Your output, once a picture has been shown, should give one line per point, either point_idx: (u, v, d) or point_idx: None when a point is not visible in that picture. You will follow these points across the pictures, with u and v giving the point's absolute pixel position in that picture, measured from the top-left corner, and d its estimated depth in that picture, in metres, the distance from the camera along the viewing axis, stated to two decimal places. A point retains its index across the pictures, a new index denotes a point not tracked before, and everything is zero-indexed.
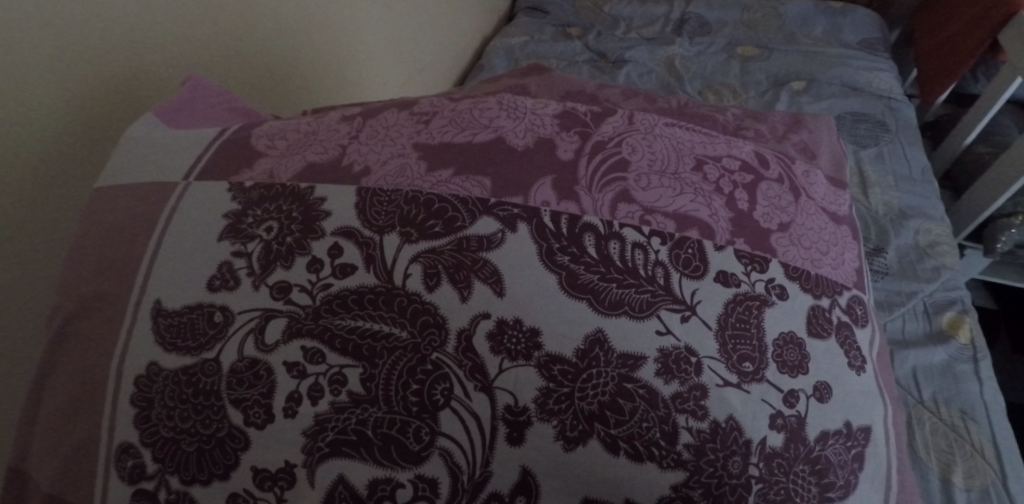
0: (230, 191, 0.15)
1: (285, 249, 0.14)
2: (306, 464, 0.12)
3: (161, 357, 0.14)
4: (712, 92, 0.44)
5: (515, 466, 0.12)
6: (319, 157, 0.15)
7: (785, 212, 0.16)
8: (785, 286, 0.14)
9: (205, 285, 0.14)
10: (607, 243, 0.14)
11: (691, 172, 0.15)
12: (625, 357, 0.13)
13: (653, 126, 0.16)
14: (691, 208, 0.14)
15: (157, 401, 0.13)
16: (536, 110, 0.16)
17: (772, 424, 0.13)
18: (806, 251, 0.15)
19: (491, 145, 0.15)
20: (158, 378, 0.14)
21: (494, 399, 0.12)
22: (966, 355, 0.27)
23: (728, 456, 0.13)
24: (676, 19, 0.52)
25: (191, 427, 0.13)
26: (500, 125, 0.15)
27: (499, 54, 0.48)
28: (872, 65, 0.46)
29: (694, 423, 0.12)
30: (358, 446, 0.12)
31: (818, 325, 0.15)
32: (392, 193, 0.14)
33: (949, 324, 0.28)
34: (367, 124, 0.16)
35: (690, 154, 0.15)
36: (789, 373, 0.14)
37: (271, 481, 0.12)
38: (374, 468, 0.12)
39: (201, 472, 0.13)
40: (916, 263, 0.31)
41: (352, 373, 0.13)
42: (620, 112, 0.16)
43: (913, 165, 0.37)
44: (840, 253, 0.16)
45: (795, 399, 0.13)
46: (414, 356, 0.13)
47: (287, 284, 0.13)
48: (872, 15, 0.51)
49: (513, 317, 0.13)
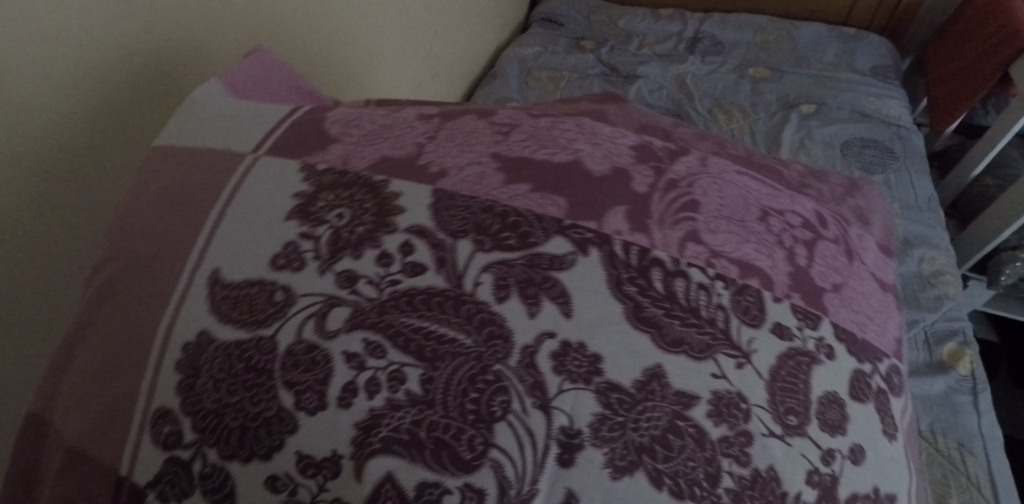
0: (302, 174, 0.15)
1: (355, 239, 0.14)
2: (354, 457, 0.12)
3: (214, 327, 0.14)
4: (723, 113, 0.53)
5: (560, 488, 0.12)
6: (395, 152, 0.16)
7: (839, 273, 0.16)
8: (833, 347, 0.15)
9: (268, 262, 0.14)
10: (673, 280, 0.14)
11: (756, 222, 0.15)
12: (680, 395, 0.13)
13: (724, 171, 0.16)
14: (753, 257, 0.15)
15: (204, 371, 0.13)
16: (614, 138, 0.16)
17: (808, 479, 0.13)
18: (855, 314, 0.16)
19: (569, 167, 0.15)
20: (208, 347, 0.13)
21: (551, 419, 0.12)
22: (965, 387, 0.33)
23: None
24: (688, 38, 0.61)
25: (237, 402, 0.13)
26: (578, 149, 0.16)
27: (513, 63, 0.56)
28: (883, 92, 0.54)
29: (737, 468, 0.12)
30: (409, 446, 0.12)
31: (859, 389, 0.15)
32: (467, 200, 0.14)
33: (950, 356, 0.35)
34: (446, 127, 0.17)
35: (757, 204, 0.16)
36: (829, 431, 0.14)
37: (315, 468, 0.12)
38: (423, 470, 0.12)
39: (242, 449, 0.13)
40: (920, 293, 0.38)
41: (411, 372, 0.12)
42: (693, 153, 0.17)
43: (918, 193, 0.46)
44: (884, 321, 0.17)
45: (831, 458, 0.14)
46: (476, 364, 0.12)
47: (354, 274, 0.13)
48: (881, 44, 0.59)
49: (578, 340, 0.13)
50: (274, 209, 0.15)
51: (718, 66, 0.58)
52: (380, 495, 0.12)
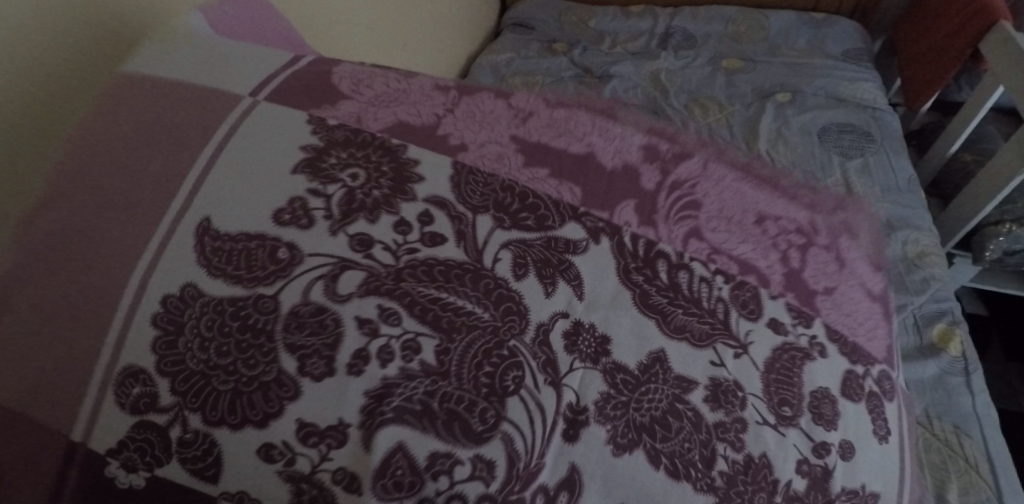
0: (311, 126, 0.17)
1: (370, 203, 0.15)
2: (362, 426, 0.13)
3: (203, 281, 0.14)
4: (699, 106, 0.57)
5: (564, 462, 0.13)
6: (412, 119, 0.18)
7: (830, 277, 0.18)
8: (825, 346, 0.16)
9: (272, 217, 0.15)
10: (677, 272, 0.16)
11: (753, 225, 0.18)
12: (680, 379, 0.14)
13: (723, 176, 0.19)
14: (751, 257, 0.17)
15: (189, 329, 0.14)
16: (625, 136, 0.19)
17: (798, 468, 0.15)
18: (846, 318, 0.17)
19: (585, 159, 0.18)
20: (197, 303, 0.14)
21: (560, 396, 0.14)
22: (959, 369, 0.37)
23: (756, 491, 0.14)
24: (660, 33, 0.66)
25: (229, 364, 0.13)
26: (593, 141, 0.18)
27: (486, 69, 0.61)
28: (857, 75, 0.60)
29: (732, 453, 0.14)
30: (421, 416, 0.13)
31: (850, 388, 0.16)
32: (488, 178, 0.16)
33: (940, 338, 0.39)
34: (463, 101, 0.18)
35: (753, 209, 0.18)
36: (823, 426, 0.15)
37: (317, 437, 0.13)
38: (434, 441, 0.13)
39: (232, 414, 0.13)
40: (909, 276, 0.42)
41: (427, 342, 0.14)
42: (696, 157, 0.19)
43: (899, 175, 0.50)
44: (874, 328, 0.18)
45: (824, 451, 0.15)
46: (492, 338, 0.14)
47: (369, 241, 0.15)
48: (851, 27, 0.65)
49: (591, 321, 0.15)
50: (276, 170, 0.15)
51: (691, 59, 0.63)
52: (392, 464, 0.13)
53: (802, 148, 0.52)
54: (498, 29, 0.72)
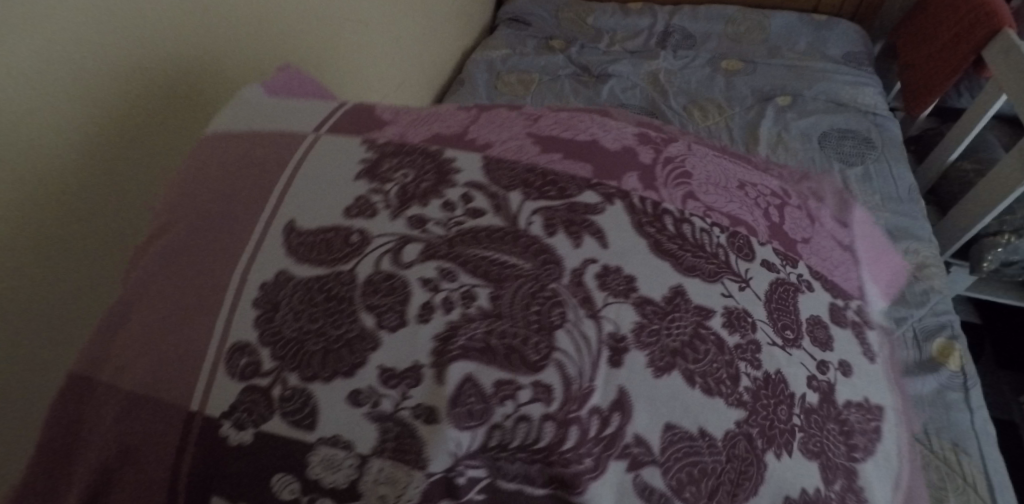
0: (364, 146, 0.19)
1: (421, 192, 0.17)
2: (435, 363, 0.14)
3: (291, 266, 0.16)
4: (698, 108, 0.57)
5: (614, 386, 0.14)
6: (445, 129, 0.19)
7: (806, 230, 0.20)
8: (811, 282, 0.18)
9: (342, 213, 0.17)
10: (681, 223, 0.17)
11: (737, 188, 0.19)
12: (700, 308, 0.16)
13: (705, 153, 0.20)
14: (738, 212, 0.18)
15: (283, 305, 0.16)
16: (619, 127, 0.20)
17: (809, 383, 0.17)
18: (823, 260, 0.19)
19: (587, 143, 0.19)
20: (287, 284, 0.16)
21: (600, 325, 0.15)
22: (956, 383, 0.35)
23: (777, 405, 0.16)
24: (660, 32, 0.66)
25: (318, 329, 0.15)
26: (594, 133, 0.19)
27: (481, 66, 0.61)
28: (857, 80, 0.60)
29: (751, 370, 0.16)
30: (484, 352, 0.14)
31: (838, 315, 0.18)
32: (511, 163, 0.18)
33: (940, 351, 0.37)
34: (482, 114, 0.20)
35: (733, 177, 0.20)
36: (820, 346, 0.17)
37: (398, 378, 0.14)
38: (499, 371, 0.14)
39: (324, 370, 0.15)
40: (910, 287, 0.41)
41: (481, 291, 0.15)
42: (680, 140, 0.21)
43: (900, 184, 0.50)
44: (847, 270, 0.20)
45: (826, 368, 0.17)
46: (536, 282, 0.15)
47: (423, 218, 0.16)
48: (852, 30, 0.65)
49: (616, 264, 0.16)
50: (340, 176, 0.18)
51: (690, 59, 0.64)
52: (463, 391, 0.14)
53: (803, 155, 0.53)
54: (493, 23, 0.72)
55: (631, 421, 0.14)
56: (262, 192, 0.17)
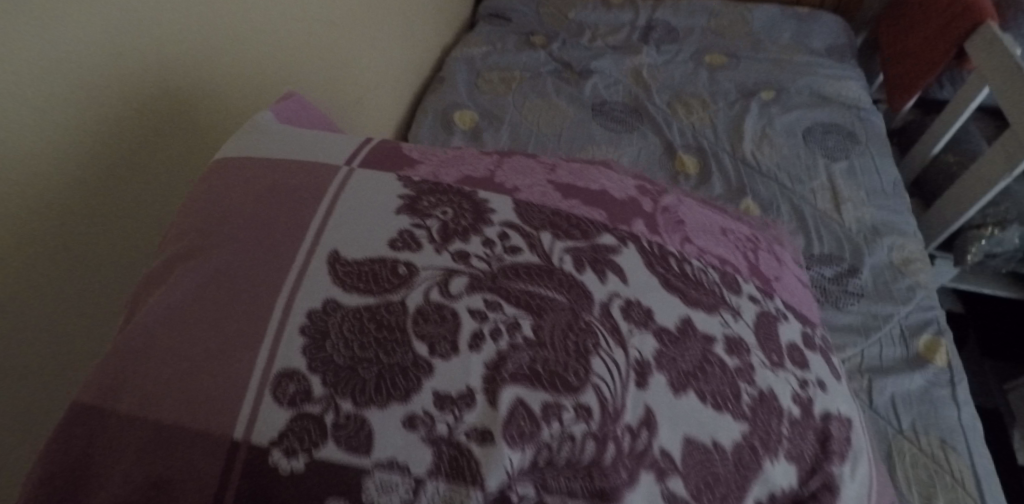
0: (400, 183, 0.22)
1: (461, 229, 0.20)
2: (487, 389, 0.17)
3: (340, 296, 0.18)
4: (681, 105, 0.63)
5: (640, 404, 0.18)
6: (474, 173, 0.23)
7: (772, 269, 0.26)
8: (784, 312, 0.23)
9: (387, 244, 0.19)
10: (683, 263, 0.22)
11: (722, 234, 0.25)
12: (705, 335, 0.20)
13: (687, 204, 0.26)
14: (723, 251, 0.24)
15: (333, 333, 0.17)
16: (620, 180, 0.25)
17: (795, 398, 0.20)
18: (786, 294, 0.25)
19: (601, 194, 0.23)
20: (337, 311, 0.18)
21: (628, 353, 0.18)
22: (943, 380, 0.41)
23: (771, 419, 0.19)
24: (642, 28, 0.73)
25: (372, 356, 0.17)
26: (604, 184, 0.24)
27: (462, 64, 0.66)
28: (841, 74, 0.67)
29: (751, 390, 0.20)
30: (532, 379, 0.17)
31: (809, 343, 0.23)
32: (539, 207, 0.22)
33: (928, 347, 0.42)
34: (506, 162, 0.24)
35: (717, 225, 0.25)
36: (800, 366, 0.21)
37: (451, 402, 0.17)
38: (543, 393, 0.17)
39: (381, 394, 0.17)
40: (894, 286, 0.46)
41: (524, 321, 0.18)
42: (670, 193, 0.26)
43: (884, 179, 0.56)
44: (796, 294, 0.26)
45: (808, 388, 0.21)
46: (571, 314, 0.19)
47: (466, 254, 0.19)
48: (837, 24, 0.74)
49: (634, 299, 0.20)
50: (383, 212, 0.20)
51: (673, 54, 0.70)
52: (516, 413, 0.17)
53: (787, 149, 0.58)
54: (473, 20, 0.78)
55: (654, 437, 0.18)
56: (302, 217, 0.20)
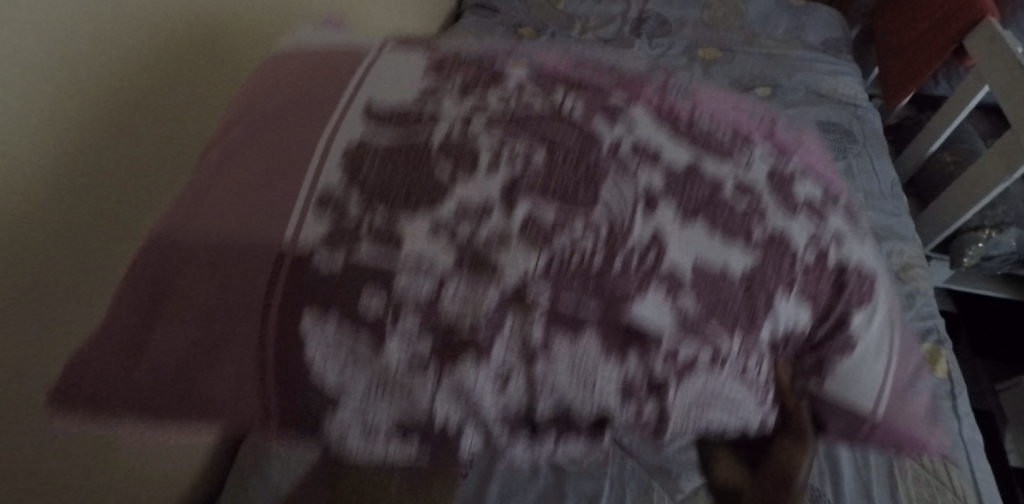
0: (420, 57, 0.29)
1: (473, 81, 0.27)
2: (510, 198, 0.23)
3: (369, 135, 0.25)
4: None
5: (652, 227, 0.23)
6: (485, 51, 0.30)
7: (795, 143, 0.31)
8: (800, 169, 0.28)
9: (411, 98, 0.26)
10: (674, 112, 0.28)
11: (743, 110, 0.31)
12: (694, 164, 0.25)
13: (696, 85, 0.32)
14: (737, 117, 0.29)
15: (368, 157, 0.24)
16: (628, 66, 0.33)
17: (806, 231, 0.25)
18: (812, 162, 0.30)
19: (611, 71, 0.31)
20: (368, 148, 0.25)
21: (637, 177, 0.24)
22: (945, 386, 0.48)
23: (785, 255, 0.24)
24: (633, 19, 0.81)
25: (407, 175, 0.24)
26: (612, 65, 0.32)
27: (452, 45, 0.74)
28: (837, 71, 0.77)
29: (761, 220, 0.25)
30: (543, 191, 0.24)
31: (821, 204, 0.27)
32: (548, 70, 0.29)
33: (931, 355, 0.50)
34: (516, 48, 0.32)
35: (731, 103, 0.31)
36: (795, 204, 0.26)
37: (471, 209, 0.23)
38: (556, 205, 0.23)
39: (412, 202, 0.23)
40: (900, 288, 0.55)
41: (539, 151, 0.24)
42: (676, 76, 0.32)
43: (884, 181, 0.65)
44: (829, 175, 0.31)
45: (820, 226, 0.26)
46: (584, 147, 0.25)
47: (481, 102, 0.26)
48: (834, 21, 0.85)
49: (643, 137, 0.26)
50: (411, 80, 0.27)
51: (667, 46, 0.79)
52: (526, 218, 0.23)
53: None
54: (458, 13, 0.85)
55: (666, 248, 0.23)
56: (338, 88, 0.27)
